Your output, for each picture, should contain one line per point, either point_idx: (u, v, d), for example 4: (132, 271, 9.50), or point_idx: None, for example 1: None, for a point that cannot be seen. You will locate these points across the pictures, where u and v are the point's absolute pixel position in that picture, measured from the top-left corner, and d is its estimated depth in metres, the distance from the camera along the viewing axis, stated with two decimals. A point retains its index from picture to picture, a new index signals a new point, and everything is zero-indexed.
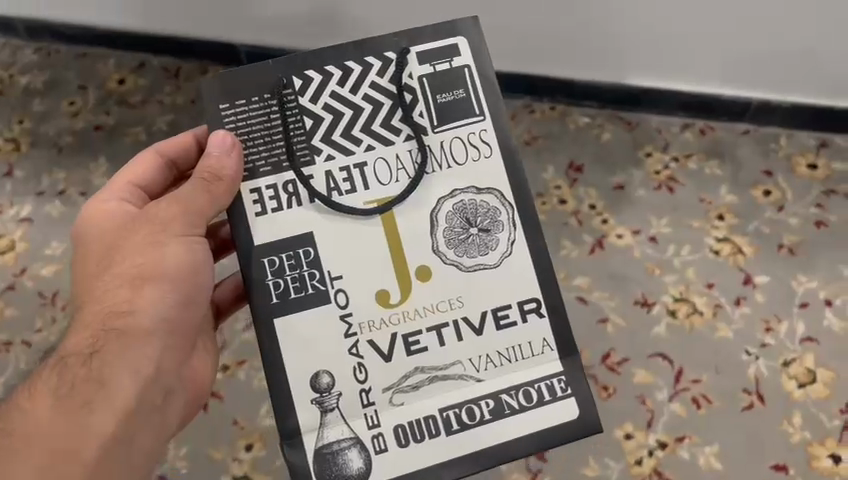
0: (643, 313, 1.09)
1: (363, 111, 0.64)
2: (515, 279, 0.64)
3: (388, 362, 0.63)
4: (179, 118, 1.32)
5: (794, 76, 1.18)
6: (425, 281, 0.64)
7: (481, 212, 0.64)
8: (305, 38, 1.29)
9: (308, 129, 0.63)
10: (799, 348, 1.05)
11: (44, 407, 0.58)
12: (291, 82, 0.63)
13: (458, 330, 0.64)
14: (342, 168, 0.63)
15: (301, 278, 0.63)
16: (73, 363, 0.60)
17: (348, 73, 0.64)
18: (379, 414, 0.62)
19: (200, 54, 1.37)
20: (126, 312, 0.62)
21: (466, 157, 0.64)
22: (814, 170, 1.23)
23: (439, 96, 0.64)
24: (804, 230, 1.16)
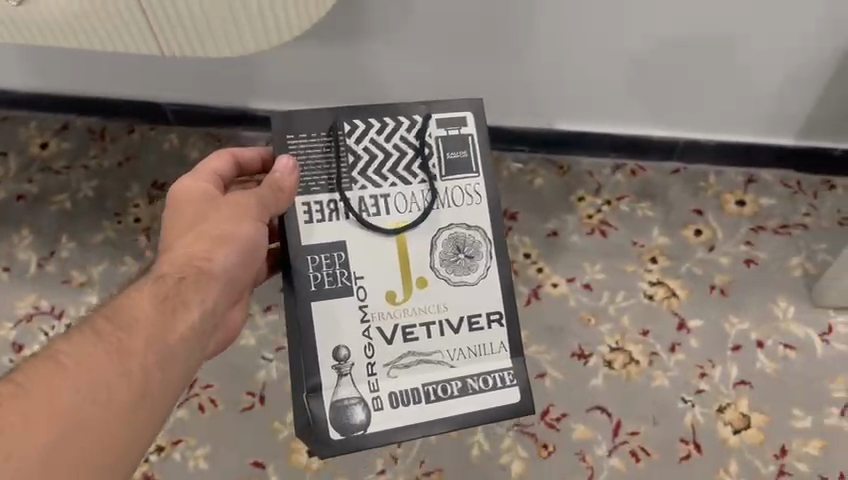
0: (580, 365, 1.10)
1: (392, 155, 0.74)
2: (483, 295, 0.76)
3: (390, 344, 0.74)
4: (106, 183, 1.29)
5: (716, 114, 1.19)
6: (424, 288, 0.74)
7: (468, 242, 0.75)
8: (231, 93, 1.26)
9: (349, 164, 0.73)
10: (733, 393, 1.08)
11: (142, 304, 0.60)
12: (341, 125, 0.73)
13: (442, 327, 0.75)
14: (372, 196, 0.74)
15: (333, 275, 0.73)
16: (162, 280, 0.63)
17: (384, 126, 0.74)
18: (380, 382, 0.74)
19: (124, 115, 1.33)
20: (205, 260, 0.66)
21: (463, 202, 0.75)
22: (742, 206, 1.24)
23: (449, 153, 0.75)
24: (734, 270, 1.17)
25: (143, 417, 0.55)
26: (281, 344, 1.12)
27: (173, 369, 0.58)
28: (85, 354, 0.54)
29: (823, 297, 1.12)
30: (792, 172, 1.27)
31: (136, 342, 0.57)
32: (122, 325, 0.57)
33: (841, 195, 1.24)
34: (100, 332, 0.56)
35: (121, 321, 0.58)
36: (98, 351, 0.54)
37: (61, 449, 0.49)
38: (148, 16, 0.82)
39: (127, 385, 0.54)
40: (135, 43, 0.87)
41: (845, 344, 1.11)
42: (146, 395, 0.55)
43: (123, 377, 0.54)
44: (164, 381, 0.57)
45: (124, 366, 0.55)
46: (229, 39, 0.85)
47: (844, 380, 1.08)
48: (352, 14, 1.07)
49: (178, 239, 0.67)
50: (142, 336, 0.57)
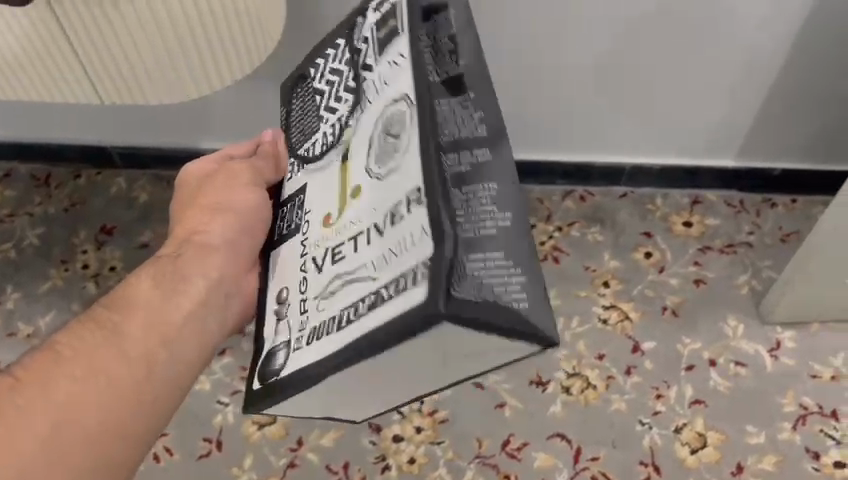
0: (539, 393, 1.11)
1: (334, 84, 0.57)
2: (404, 172, 0.45)
3: (321, 272, 0.49)
4: (52, 230, 1.26)
5: (659, 139, 1.22)
6: (358, 198, 0.49)
7: (396, 119, 0.48)
8: (180, 134, 1.25)
9: (315, 106, 0.58)
10: (689, 412, 1.09)
11: (141, 283, 0.53)
12: (307, 75, 0.61)
13: (369, 234, 0.46)
14: (326, 132, 0.56)
15: (289, 218, 0.57)
16: (166, 258, 0.57)
17: (336, 53, 0.58)
18: (310, 319, 0.49)
19: (70, 160, 1.31)
20: (201, 231, 0.59)
21: (383, 80, 0.51)
22: (689, 227, 1.27)
23: (377, 34, 0.53)
24: (684, 291, 1.20)
25: (153, 403, 0.48)
26: (238, 387, 1.11)
27: (183, 348, 0.52)
28: (84, 339, 0.48)
29: (770, 312, 1.15)
30: (735, 191, 1.30)
31: (137, 323, 0.50)
32: (121, 307, 0.51)
33: (782, 213, 1.28)
34: (98, 316, 0.50)
35: (120, 303, 0.51)
36: (95, 336, 0.48)
37: (64, 443, 0.43)
38: (86, 65, 0.82)
39: (130, 369, 0.48)
40: (73, 90, 0.86)
41: (793, 359, 1.13)
42: (153, 378, 0.49)
43: (125, 360, 0.48)
44: (173, 360, 0.50)
45: (126, 347, 0.48)
46: (169, 86, 0.84)
47: (793, 394, 1.10)
48: (297, 51, 1.08)
49: (183, 211, 0.62)
50: (144, 315, 0.51)
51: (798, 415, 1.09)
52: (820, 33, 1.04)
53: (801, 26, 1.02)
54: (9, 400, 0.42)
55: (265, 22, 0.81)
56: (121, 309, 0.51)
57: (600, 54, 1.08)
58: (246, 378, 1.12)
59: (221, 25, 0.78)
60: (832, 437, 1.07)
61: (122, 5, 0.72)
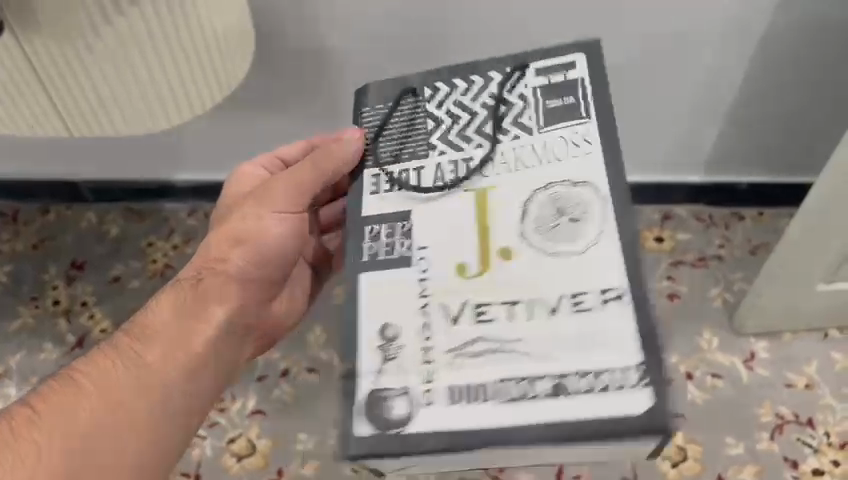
0: None
1: (459, 120, 0.70)
2: (588, 261, 0.60)
3: (455, 326, 0.60)
4: (21, 267, 1.25)
5: (627, 157, 1.24)
6: (507, 258, 0.62)
7: (573, 202, 0.63)
8: (150, 166, 1.25)
9: (428, 129, 0.70)
10: None
11: (161, 313, 0.61)
12: (421, 90, 0.72)
13: (530, 309, 0.60)
14: (450, 161, 0.68)
15: (391, 245, 0.66)
16: (187, 286, 0.64)
17: (470, 86, 0.71)
18: (438, 371, 0.59)
19: (38, 196, 1.30)
20: (223, 260, 0.67)
21: (567, 153, 0.65)
22: (660, 242, 1.28)
23: (549, 102, 0.68)
24: (658, 306, 1.21)
25: (170, 429, 0.57)
26: (215, 419, 1.10)
27: (200, 374, 0.60)
28: (104, 371, 0.56)
29: (742, 324, 1.16)
30: (704, 205, 1.32)
31: (157, 352, 0.59)
32: (142, 337, 0.59)
33: (750, 225, 1.31)
34: (120, 348, 0.58)
35: (142, 333, 0.60)
36: (117, 366, 0.57)
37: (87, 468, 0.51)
38: (55, 98, 0.81)
39: (146, 397, 0.56)
40: (41, 123, 0.85)
41: (767, 369, 1.15)
42: (169, 403, 0.57)
43: (143, 388, 0.56)
44: (189, 384, 0.59)
45: (147, 376, 0.57)
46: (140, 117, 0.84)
47: (770, 404, 1.12)
48: (265, 79, 1.09)
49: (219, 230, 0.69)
50: (163, 345, 0.59)
51: (775, 425, 1.10)
52: (776, 51, 1.07)
53: (757, 44, 1.05)
54: (33, 430, 0.51)
55: (236, 52, 0.82)
56: (141, 340, 0.59)
57: None
58: (223, 410, 1.11)
59: (192, 54, 0.78)
60: (809, 445, 1.08)
61: (92, 40, 0.72)
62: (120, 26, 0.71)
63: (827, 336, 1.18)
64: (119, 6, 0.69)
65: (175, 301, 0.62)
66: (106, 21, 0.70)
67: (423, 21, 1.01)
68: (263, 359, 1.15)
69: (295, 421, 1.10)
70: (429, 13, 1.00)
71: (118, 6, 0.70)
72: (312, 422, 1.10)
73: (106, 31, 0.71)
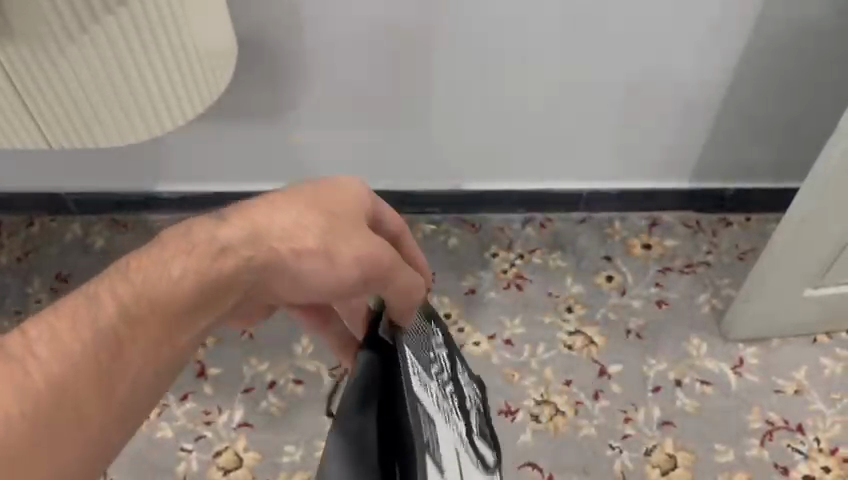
0: (508, 422, 1.10)
1: (448, 376, 0.59)
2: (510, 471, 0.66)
3: None
4: (5, 281, 1.23)
5: (616, 164, 1.24)
6: None
7: None
8: (135, 177, 1.24)
9: (436, 364, 0.57)
10: (658, 434, 1.10)
11: (174, 277, 0.36)
12: (438, 326, 0.60)
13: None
14: (446, 410, 0.55)
15: (433, 452, 0.49)
16: (219, 258, 0.38)
17: (451, 351, 0.62)
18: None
19: (23, 209, 1.29)
20: (292, 252, 0.40)
21: (481, 460, 0.62)
22: (648, 249, 1.28)
23: (471, 412, 0.64)
24: (647, 313, 1.21)
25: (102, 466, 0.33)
26: (201, 432, 1.09)
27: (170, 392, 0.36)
28: (59, 353, 0.31)
29: (731, 330, 1.16)
30: (692, 212, 1.32)
31: (134, 342, 0.34)
32: (127, 314, 0.34)
33: (738, 230, 1.31)
34: (97, 321, 0.33)
35: (139, 304, 0.34)
36: (79, 354, 0.32)
37: None
38: (31, 109, 0.80)
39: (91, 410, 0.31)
40: (18, 134, 0.84)
41: (757, 375, 1.14)
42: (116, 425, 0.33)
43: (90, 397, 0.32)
44: (148, 401, 0.34)
45: (116, 383, 0.33)
46: (118, 127, 0.83)
47: (759, 410, 1.11)
48: (249, 87, 1.09)
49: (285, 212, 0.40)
50: (148, 332, 0.34)
51: (765, 431, 1.10)
52: (761, 55, 1.07)
53: (742, 49, 1.06)
54: None
55: (213, 58, 0.82)
56: (131, 325, 0.34)
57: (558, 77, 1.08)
58: (210, 422, 1.10)
59: (169, 62, 0.78)
60: (800, 451, 1.08)
61: (67, 49, 0.71)
62: (97, 34, 0.71)
63: (815, 340, 1.18)
64: (94, 14, 0.69)
65: (199, 275, 0.37)
66: (82, 30, 0.70)
67: (406, 28, 1.00)
68: (250, 371, 1.14)
69: (283, 434, 1.09)
70: (413, 21, 1.00)
71: (93, 14, 0.69)
72: (300, 434, 1.09)
73: (82, 40, 0.71)
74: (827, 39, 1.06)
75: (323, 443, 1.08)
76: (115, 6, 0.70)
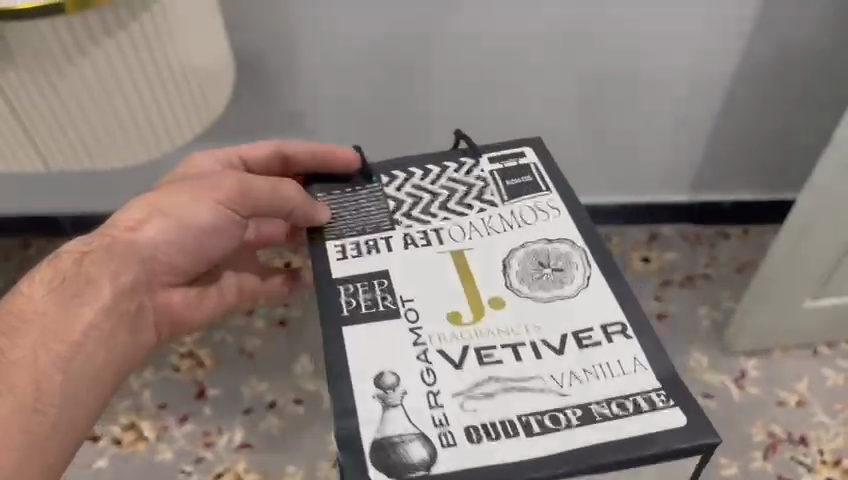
0: None
1: (448, 193, 0.65)
2: (595, 303, 0.57)
3: (460, 370, 0.53)
4: None
5: (615, 180, 1.25)
6: (500, 308, 0.57)
7: (552, 254, 0.60)
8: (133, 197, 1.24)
9: (441, 200, 0.65)
10: None
11: (35, 296, 0.53)
12: (428, 170, 0.68)
13: (537, 349, 0.54)
14: (446, 222, 0.63)
15: (373, 298, 0.58)
16: (56, 264, 0.55)
17: (469, 189, 0.66)
18: (450, 415, 0.50)
19: (18, 231, 1.29)
20: (131, 227, 0.59)
21: (548, 260, 0.59)
22: (648, 262, 1.28)
23: (507, 180, 0.66)
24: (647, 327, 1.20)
25: (78, 410, 0.52)
26: (201, 454, 1.08)
27: (85, 372, 0.52)
28: None
29: (733, 344, 1.16)
30: (689, 226, 1.33)
31: (14, 349, 0.50)
32: (7, 330, 0.51)
33: (737, 243, 1.32)
34: None
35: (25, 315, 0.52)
36: None
37: None
38: (30, 134, 0.79)
39: (21, 405, 0.48)
40: (18, 159, 0.83)
41: (759, 388, 1.14)
42: (45, 411, 0.49)
43: (10, 395, 0.48)
44: (78, 366, 0.52)
45: (9, 375, 0.49)
46: (117, 145, 0.83)
47: (762, 424, 1.11)
48: (244, 107, 1.09)
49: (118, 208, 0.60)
50: (28, 334, 0.51)
51: (769, 444, 1.09)
52: (758, 66, 1.07)
53: (740, 59, 1.06)
54: None
55: (208, 80, 0.83)
56: (7, 332, 0.51)
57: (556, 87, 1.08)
58: (209, 444, 1.09)
59: (167, 82, 0.78)
60: (803, 464, 1.07)
61: (67, 73, 0.71)
62: (96, 57, 0.71)
63: (816, 351, 1.18)
64: (94, 36, 0.69)
65: (48, 279, 0.54)
66: (81, 53, 0.70)
67: (403, 47, 1.01)
68: (249, 392, 1.13)
69: (282, 456, 1.07)
70: (408, 39, 1.00)
71: (93, 37, 0.69)
72: (300, 455, 1.07)
73: (81, 63, 0.71)
74: (822, 53, 1.06)
75: (323, 464, 1.07)
76: (115, 30, 0.70)
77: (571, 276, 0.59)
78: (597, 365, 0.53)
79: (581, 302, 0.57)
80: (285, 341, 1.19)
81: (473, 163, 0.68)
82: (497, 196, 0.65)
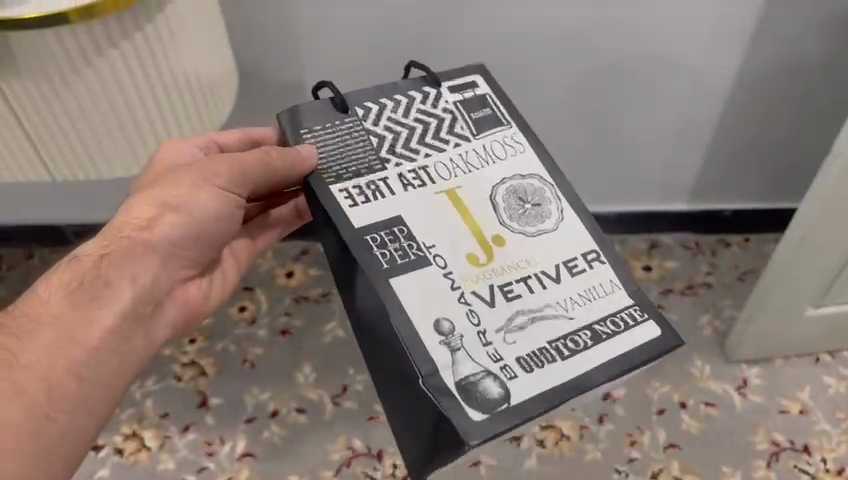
0: (512, 448, 1.09)
1: (426, 125, 0.66)
2: (573, 229, 0.64)
3: (493, 307, 0.59)
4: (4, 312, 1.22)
5: (615, 188, 1.26)
6: (503, 246, 0.61)
7: (530, 191, 0.64)
8: None
9: (418, 134, 0.66)
10: (665, 456, 1.09)
11: (52, 300, 0.57)
12: (397, 100, 0.67)
13: (542, 280, 0.60)
14: (431, 160, 0.65)
15: (403, 248, 0.60)
16: (75, 268, 0.60)
17: (440, 121, 0.67)
18: (501, 350, 0.57)
19: (22, 241, 1.29)
20: (147, 227, 0.63)
21: (531, 197, 0.64)
22: (648, 270, 1.29)
23: (472, 113, 0.68)
24: None
25: (90, 413, 0.56)
26: (204, 463, 1.08)
27: (97, 377, 0.57)
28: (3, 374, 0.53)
29: (734, 352, 1.16)
30: (690, 234, 1.34)
31: (31, 353, 0.55)
32: (22, 332, 0.55)
33: (738, 251, 1.32)
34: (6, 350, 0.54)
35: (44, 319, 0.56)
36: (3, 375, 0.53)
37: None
38: (34, 142, 0.79)
39: (32, 409, 0.53)
40: (21, 169, 0.83)
41: (761, 396, 1.14)
42: (55, 418, 0.54)
43: (22, 400, 0.52)
44: (92, 371, 0.57)
45: (27, 380, 0.53)
46: (120, 156, 0.82)
47: (764, 431, 1.11)
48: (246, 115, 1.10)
49: (128, 202, 0.64)
50: (45, 339, 0.55)
51: (771, 452, 1.09)
52: (758, 73, 1.08)
53: (740, 65, 1.06)
54: None
55: (210, 90, 0.83)
56: (27, 335, 0.55)
57: (555, 96, 1.09)
58: (212, 453, 1.08)
59: (171, 93, 0.78)
60: (807, 472, 1.07)
61: (72, 82, 0.72)
62: (101, 68, 0.72)
63: (818, 360, 1.18)
64: (99, 47, 0.70)
65: (68, 282, 0.58)
66: (86, 63, 0.71)
67: (404, 56, 1.02)
68: (251, 400, 1.13)
69: (285, 465, 1.08)
70: (408, 47, 1.01)
71: (98, 47, 0.70)
72: (302, 464, 1.08)
73: (86, 73, 0.71)
74: (821, 63, 1.07)
75: (326, 474, 1.07)
76: (120, 40, 0.71)
77: (549, 210, 0.64)
78: (588, 290, 0.61)
79: (561, 234, 0.63)
80: (287, 348, 1.19)
81: (436, 94, 0.68)
82: (469, 130, 0.67)
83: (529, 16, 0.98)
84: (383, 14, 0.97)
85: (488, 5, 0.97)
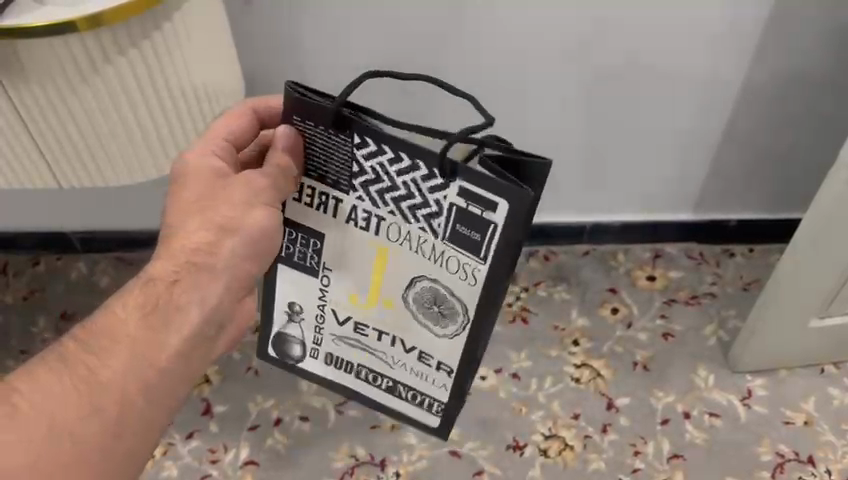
0: (515, 457, 1.09)
1: (414, 197, 0.60)
2: (453, 345, 0.71)
3: (341, 325, 0.74)
4: (10, 318, 1.23)
5: (620, 197, 1.26)
6: (387, 306, 0.71)
7: (445, 303, 0.67)
8: (142, 213, 1.25)
9: (395, 193, 0.60)
10: (668, 467, 1.08)
11: (129, 320, 0.57)
12: (399, 157, 0.58)
13: (394, 340, 0.74)
14: (388, 222, 0.63)
15: (303, 254, 0.69)
16: (148, 289, 0.59)
17: (425, 205, 0.60)
18: (324, 342, 0.77)
19: (28, 246, 1.29)
20: (211, 250, 0.61)
21: (440, 304, 0.68)
22: (652, 280, 1.29)
23: (458, 225, 0.60)
24: (653, 345, 1.20)
25: (153, 429, 0.57)
26: (207, 470, 1.08)
27: (164, 397, 0.57)
28: (76, 391, 0.53)
29: (737, 362, 1.16)
30: (694, 243, 1.33)
31: (103, 372, 0.55)
32: (99, 346, 0.56)
33: (742, 261, 1.32)
34: (79, 365, 0.54)
35: (118, 338, 0.56)
36: (77, 390, 0.53)
37: None
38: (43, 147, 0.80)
39: (102, 427, 0.53)
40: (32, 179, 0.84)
41: (765, 407, 1.14)
42: (124, 436, 0.54)
43: (98, 418, 0.53)
44: (160, 391, 0.57)
45: (99, 397, 0.54)
46: (127, 162, 0.83)
47: (769, 442, 1.10)
48: None
49: (183, 219, 0.61)
50: (118, 358, 0.55)
51: (775, 463, 1.08)
52: (762, 82, 1.08)
53: (744, 73, 1.07)
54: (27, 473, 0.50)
55: (218, 101, 0.84)
56: (102, 353, 0.55)
57: (558, 107, 1.10)
58: (215, 461, 1.09)
59: (179, 101, 0.79)
60: None
61: (79, 89, 0.73)
62: (109, 76, 0.72)
63: (822, 370, 1.18)
64: (106, 55, 0.71)
65: (142, 302, 0.58)
66: (94, 71, 0.71)
67: (408, 64, 1.03)
68: (254, 408, 1.14)
69: (287, 473, 1.08)
70: (414, 56, 1.02)
71: (105, 55, 0.71)
72: (304, 471, 1.08)
73: (95, 80, 0.72)
74: (826, 71, 1.08)
75: None
76: (126, 47, 0.71)
77: (448, 324, 0.69)
78: (420, 372, 0.75)
79: (438, 340, 0.71)
80: None
81: (440, 182, 0.58)
82: (445, 226, 0.61)
83: (533, 23, 0.98)
84: (387, 20, 0.97)
85: (489, 4, 0.96)
